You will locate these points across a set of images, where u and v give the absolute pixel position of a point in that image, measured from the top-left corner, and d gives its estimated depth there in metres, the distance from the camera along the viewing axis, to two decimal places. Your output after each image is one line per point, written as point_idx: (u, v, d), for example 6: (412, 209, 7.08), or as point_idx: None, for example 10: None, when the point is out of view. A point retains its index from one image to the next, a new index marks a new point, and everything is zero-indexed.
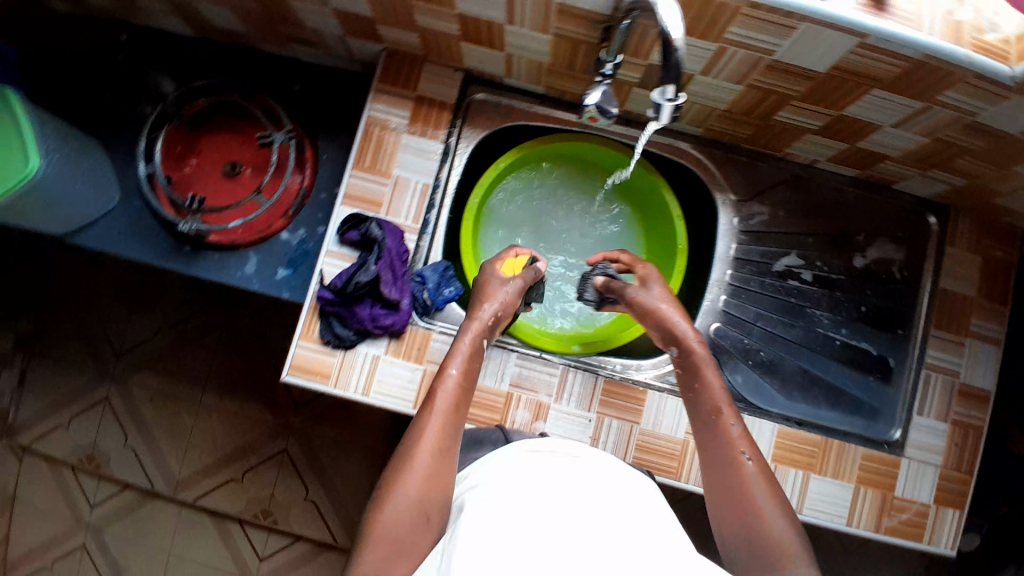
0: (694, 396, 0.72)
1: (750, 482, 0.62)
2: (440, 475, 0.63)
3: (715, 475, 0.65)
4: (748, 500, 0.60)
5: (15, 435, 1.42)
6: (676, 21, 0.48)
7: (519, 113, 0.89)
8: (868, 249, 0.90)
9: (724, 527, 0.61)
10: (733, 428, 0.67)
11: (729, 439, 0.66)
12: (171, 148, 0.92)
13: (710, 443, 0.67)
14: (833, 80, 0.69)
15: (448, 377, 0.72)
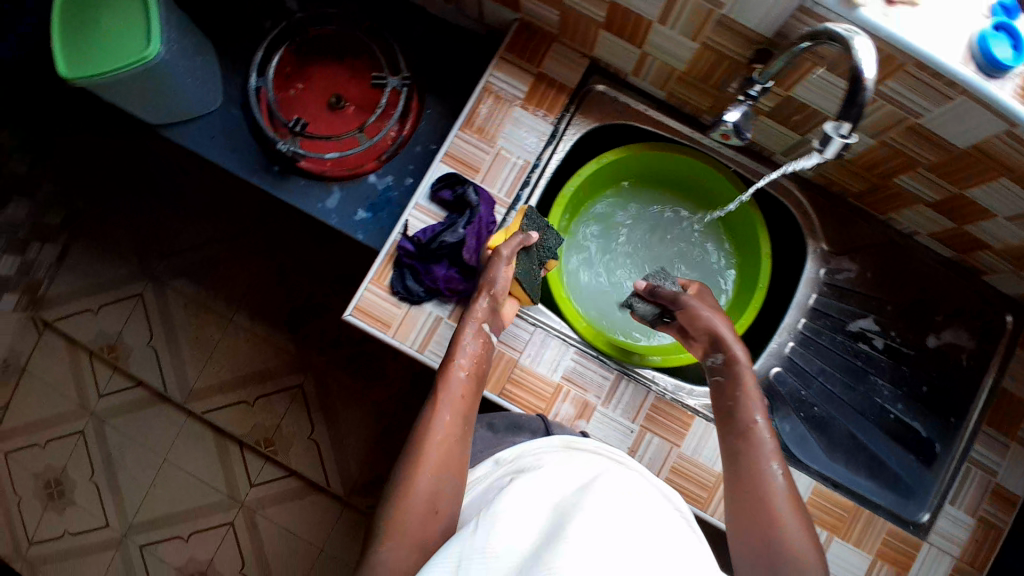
0: (727, 413, 0.74)
1: (775, 497, 0.64)
2: (448, 463, 0.66)
3: (742, 485, 0.67)
4: (772, 523, 0.62)
5: (42, 308, 1.43)
6: (870, 61, 0.48)
7: (634, 113, 0.88)
8: (943, 331, 0.89)
9: (743, 535, 0.64)
10: (768, 445, 0.69)
11: (762, 453, 0.68)
12: (284, 68, 0.94)
13: (738, 461, 0.69)
14: (967, 158, 0.68)
15: (454, 370, 0.74)
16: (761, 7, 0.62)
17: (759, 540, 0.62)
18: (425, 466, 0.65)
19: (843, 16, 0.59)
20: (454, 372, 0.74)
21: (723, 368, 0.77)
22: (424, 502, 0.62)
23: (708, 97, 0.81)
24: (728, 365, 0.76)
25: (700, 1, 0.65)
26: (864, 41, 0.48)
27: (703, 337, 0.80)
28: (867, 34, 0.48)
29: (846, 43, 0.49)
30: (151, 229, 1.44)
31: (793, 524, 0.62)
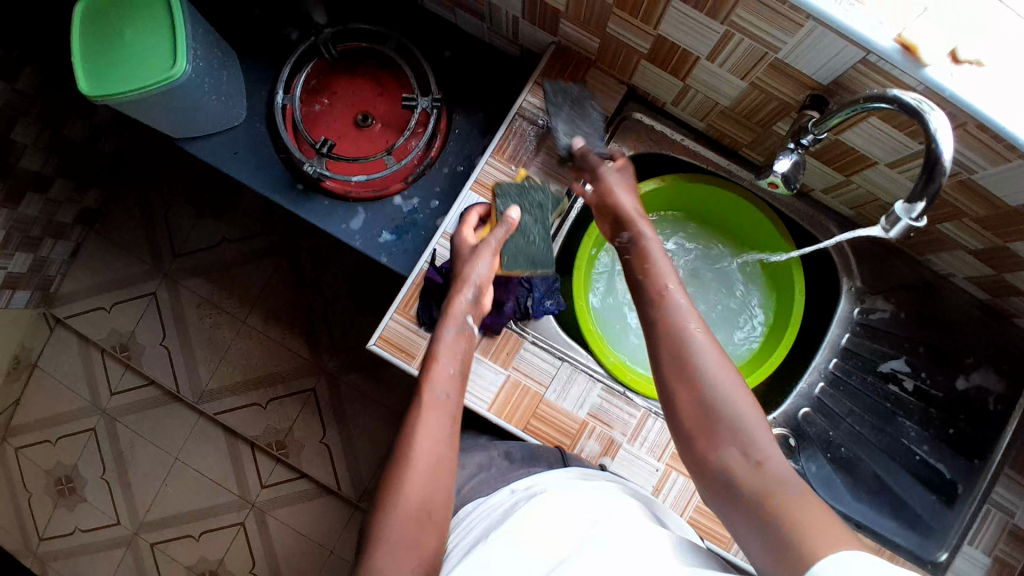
0: (634, 287, 0.63)
1: (707, 363, 0.54)
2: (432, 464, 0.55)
3: (662, 368, 0.57)
4: (704, 391, 0.53)
5: (54, 305, 1.42)
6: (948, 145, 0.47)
7: (668, 142, 0.86)
8: (971, 373, 0.88)
9: (690, 419, 0.54)
10: (681, 300, 0.59)
11: (675, 315, 0.58)
12: (310, 82, 0.92)
13: (655, 342, 0.58)
14: (1015, 216, 0.67)
15: (440, 355, 0.62)
16: (819, 56, 0.60)
17: (714, 441, 0.52)
18: (415, 458, 0.55)
19: (909, 73, 0.57)
20: (437, 367, 0.60)
21: (629, 245, 0.66)
22: (413, 508, 0.53)
23: (750, 132, 0.79)
24: (637, 231, 0.67)
25: (754, 43, 0.63)
26: (940, 116, 0.47)
27: (609, 216, 0.71)
28: (943, 110, 0.47)
29: (921, 115, 0.48)
30: (165, 227, 1.43)
31: (747, 409, 0.52)
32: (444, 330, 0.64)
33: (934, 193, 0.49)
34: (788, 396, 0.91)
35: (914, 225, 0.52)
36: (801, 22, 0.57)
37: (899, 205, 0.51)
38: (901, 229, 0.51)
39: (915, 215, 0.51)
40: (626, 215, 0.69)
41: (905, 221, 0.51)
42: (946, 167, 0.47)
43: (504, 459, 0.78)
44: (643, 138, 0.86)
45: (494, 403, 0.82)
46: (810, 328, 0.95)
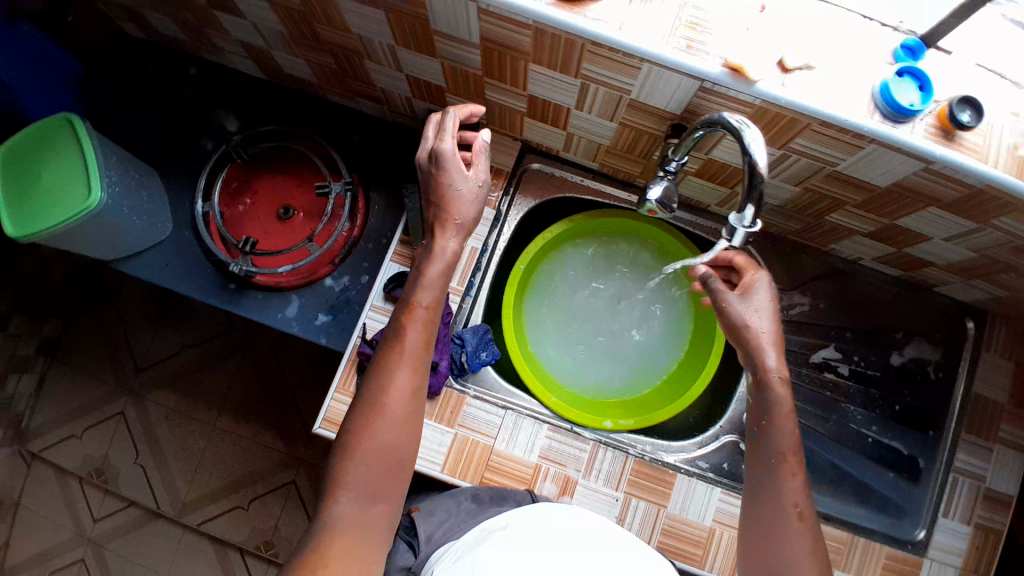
0: (764, 429, 0.69)
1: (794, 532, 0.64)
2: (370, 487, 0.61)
3: (766, 524, 0.65)
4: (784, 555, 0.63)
5: (27, 440, 1.40)
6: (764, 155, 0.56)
7: (570, 185, 0.94)
8: (905, 348, 0.92)
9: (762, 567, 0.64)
10: (792, 480, 0.66)
11: (788, 487, 0.66)
12: (229, 186, 0.96)
13: (767, 502, 0.66)
14: (890, 194, 0.72)
15: (384, 370, 0.64)
16: (666, 88, 0.65)
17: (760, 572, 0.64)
18: (350, 470, 0.60)
19: (743, 91, 0.62)
20: (384, 391, 0.63)
21: (758, 380, 0.71)
22: (353, 506, 0.60)
23: (636, 164, 0.86)
24: (777, 394, 0.69)
25: (610, 89, 0.69)
26: (754, 131, 0.56)
27: (744, 355, 0.73)
28: (756, 126, 0.56)
29: (738, 129, 0.56)
30: (125, 345, 1.44)
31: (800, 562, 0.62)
32: (394, 354, 0.65)
33: (759, 202, 0.58)
34: (731, 402, 0.93)
35: (748, 232, 0.60)
36: (638, 66, 0.63)
37: (731, 215, 0.60)
38: (738, 236, 0.60)
39: (746, 222, 0.60)
40: (756, 340, 0.71)
41: (739, 229, 0.60)
42: (763, 175, 0.56)
43: (472, 500, 0.79)
44: (547, 185, 0.93)
45: (446, 463, 0.83)
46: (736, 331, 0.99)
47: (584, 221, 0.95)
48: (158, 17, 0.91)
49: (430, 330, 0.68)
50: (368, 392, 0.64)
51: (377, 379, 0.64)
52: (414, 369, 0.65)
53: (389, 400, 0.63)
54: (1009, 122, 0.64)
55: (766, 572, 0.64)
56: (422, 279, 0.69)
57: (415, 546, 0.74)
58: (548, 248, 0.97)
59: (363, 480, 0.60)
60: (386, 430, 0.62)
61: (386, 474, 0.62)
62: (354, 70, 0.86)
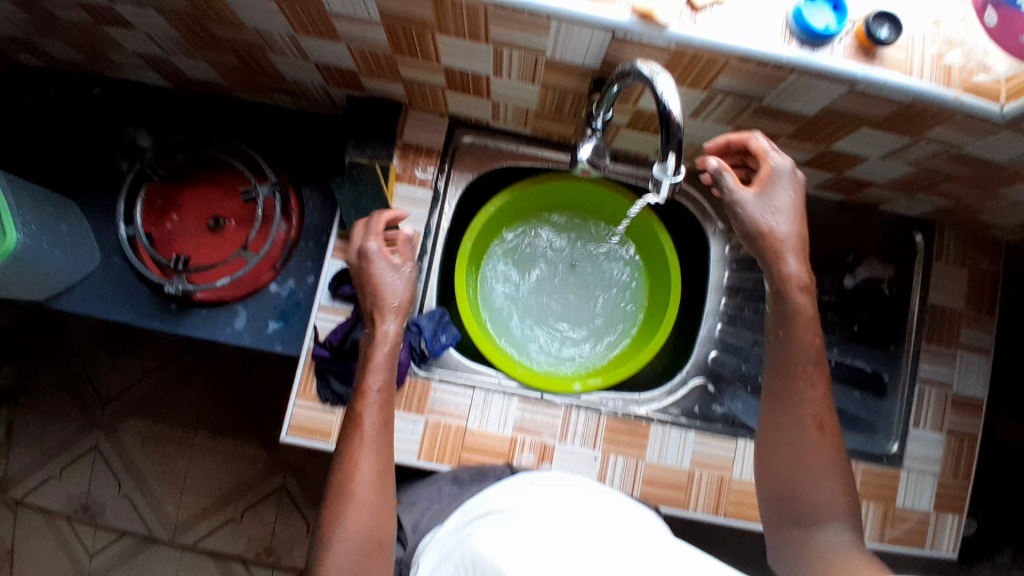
0: (784, 351, 0.68)
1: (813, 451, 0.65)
2: (357, 570, 0.60)
3: (783, 447, 0.66)
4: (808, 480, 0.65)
5: (8, 489, 1.38)
6: (676, 102, 0.55)
7: (506, 154, 0.92)
8: (858, 269, 0.93)
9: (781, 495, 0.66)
10: (812, 394, 0.67)
11: (807, 403, 0.66)
12: (151, 204, 0.92)
13: (786, 425, 0.67)
14: (821, 120, 0.71)
15: (347, 459, 0.65)
16: (579, 44, 0.63)
17: (780, 497, 0.66)
18: (331, 558, 0.60)
19: (655, 36, 0.60)
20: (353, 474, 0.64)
21: (778, 289, 0.69)
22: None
23: (569, 124, 0.83)
24: (798, 301, 0.68)
25: (523, 52, 0.66)
26: (666, 79, 0.54)
27: (763, 260, 0.70)
28: (667, 72, 0.54)
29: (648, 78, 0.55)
30: (87, 378, 1.40)
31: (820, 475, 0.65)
32: (355, 437, 0.66)
33: (680, 152, 0.58)
34: (694, 347, 0.93)
35: (673, 182, 0.60)
36: (545, 24, 0.60)
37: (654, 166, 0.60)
38: (664, 187, 0.60)
39: (670, 172, 0.60)
40: (779, 244, 0.68)
41: (664, 180, 0.60)
42: (679, 123, 0.55)
43: (454, 482, 0.79)
44: (482, 158, 0.91)
45: (422, 450, 0.82)
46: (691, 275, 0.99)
47: (524, 188, 0.93)
48: (45, 39, 0.86)
49: (389, 403, 0.69)
50: (335, 480, 0.64)
51: (344, 462, 0.64)
52: (379, 444, 0.66)
53: (358, 485, 0.63)
54: (928, 32, 0.63)
55: (786, 489, 0.66)
56: (373, 356, 0.70)
57: (404, 538, 0.78)
58: (492, 222, 0.95)
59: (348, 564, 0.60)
60: (361, 513, 0.63)
61: (370, 553, 0.62)
62: (261, 65, 0.82)
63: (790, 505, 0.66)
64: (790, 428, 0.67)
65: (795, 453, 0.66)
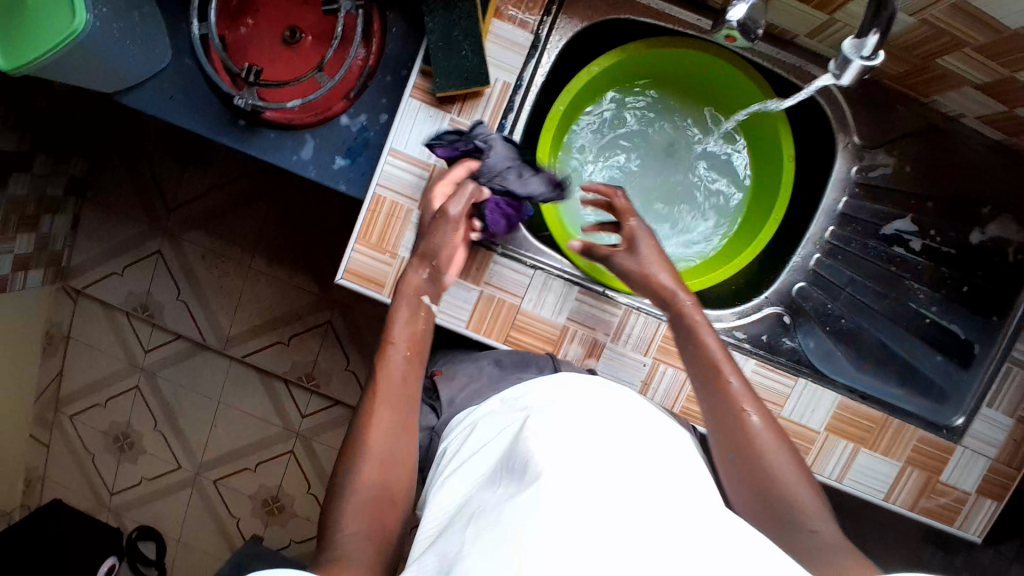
0: (687, 354, 0.70)
1: (751, 434, 0.63)
2: (377, 520, 0.59)
3: (721, 428, 0.65)
4: (758, 456, 0.61)
5: (69, 278, 1.47)
6: None
7: (624, 3, 0.76)
8: (989, 226, 0.81)
9: (736, 480, 0.62)
10: (733, 383, 0.66)
11: (731, 390, 0.66)
12: (227, 3, 0.85)
13: (717, 414, 0.66)
14: (1022, 37, 0.59)
15: (369, 415, 0.64)
16: None
17: (748, 483, 0.61)
18: (347, 505, 0.59)
19: None
20: (371, 431, 0.63)
21: (677, 315, 0.72)
22: (352, 542, 0.56)
23: None
24: (692, 317, 0.72)
25: None
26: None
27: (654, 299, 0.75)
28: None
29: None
30: (152, 185, 1.43)
31: (777, 458, 0.61)
32: (375, 394, 0.66)
33: (885, 29, 0.54)
34: (782, 272, 0.84)
35: (865, 64, 0.56)
36: None
37: (848, 43, 0.56)
38: (854, 68, 0.57)
39: (866, 51, 0.56)
40: (672, 294, 0.73)
41: (855, 60, 0.57)
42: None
43: (494, 365, 0.78)
44: (594, 4, 0.76)
45: (471, 320, 0.80)
46: (803, 192, 0.86)
47: (636, 52, 0.80)
48: None
49: (411, 373, 0.69)
50: (353, 437, 0.64)
51: (362, 422, 0.64)
52: (399, 409, 0.66)
53: (375, 437, 0.63)
54: None
55: (753, 478, 0.61)
56: (394, 320, 0.71)
57: (437, 408, 0.77)
58: (592, 86, 0.83)
59: (356, 520, 0.58)
60: (376, 467, 0.61)
61: (381, 506, 0.60)
62: None
63: (759, 487, 0.60)
64: (735, 415, 0.64)
65: (741, 433, 0.63)
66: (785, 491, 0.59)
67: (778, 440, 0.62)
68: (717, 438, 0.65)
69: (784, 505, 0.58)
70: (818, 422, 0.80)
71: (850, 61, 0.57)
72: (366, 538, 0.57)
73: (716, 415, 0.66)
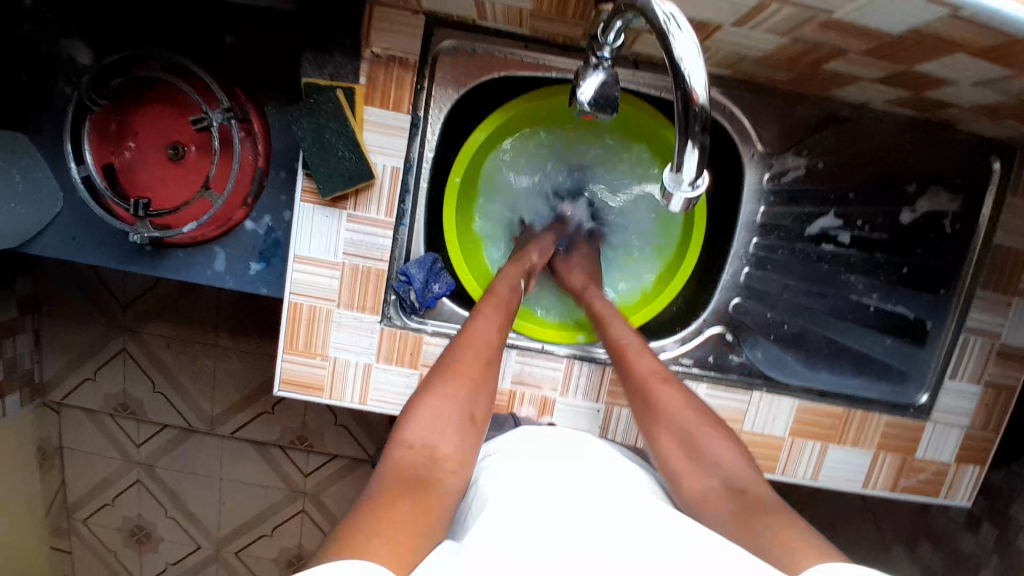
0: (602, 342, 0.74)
1: (667, 403, 0.63)
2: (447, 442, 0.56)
3: (643, 413, 0.65)
4: (681, 422, 0.61)
5: (46, 393, 1.41)
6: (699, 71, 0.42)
7: (496, 59, 0.75)
8: (918, 202, 0.79)
9: (672, 465, 0.60)
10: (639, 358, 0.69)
11: (642, 363, 0.68)
12: (101, 136, 0.82)
13: (635, 389, 0.67)
14: (906, 41, 0.53)
15: (455, 354, 0.64)
16: None
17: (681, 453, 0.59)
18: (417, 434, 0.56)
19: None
20: (458, 364, 0.63)
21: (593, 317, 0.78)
22: (416, 451, 0.55)
23: (577, 27, 0.67)
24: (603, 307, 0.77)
25: None
26: (686, 38, 0.41)
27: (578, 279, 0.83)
28: (691, 29, 0.41)
29: (664, 40, 0.41)
30: (101, 284, 1.36)
31: (719, 449, 0.58)
32: (461, 338, 0.67)
33: (699, 145, 0.45)
34: (715, 291, 0.84)
35: (690, 195, 0.48)
36: None
37: (666, 175, 0.48)
38: (678, 203, 0.48)
39: (687, 183, 0.48)
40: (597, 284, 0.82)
41: (677, 194, 0.48)
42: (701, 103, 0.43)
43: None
44: (469, 66, 0.76)
45: None
46: (717, 205, 0.87)
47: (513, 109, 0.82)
48: None
49: (499, 339, 0.69)
50: (438, 372, 0.62)
51: (443, 366, 0.63)
52: (486, 363, 0.65)
53: (464, 377, 0.62)
54: None
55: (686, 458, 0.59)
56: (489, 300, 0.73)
57: None
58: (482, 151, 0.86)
59: (433, 423, 0.57)
60: (461, 405, 0.60)
61: (461, 425, 0.59)
62: None
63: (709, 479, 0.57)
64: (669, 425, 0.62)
65: (665, 412, 0.63)
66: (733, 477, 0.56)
67: (709, 424, 0.61)
68: (659, 448, 0.62)
69: (733, 488, 0.55)
70: (780, 427, 0.79)
71: (677, 181, 0.48)
72: (433, 450, 0.56)
73: (651, 430, 0.63)
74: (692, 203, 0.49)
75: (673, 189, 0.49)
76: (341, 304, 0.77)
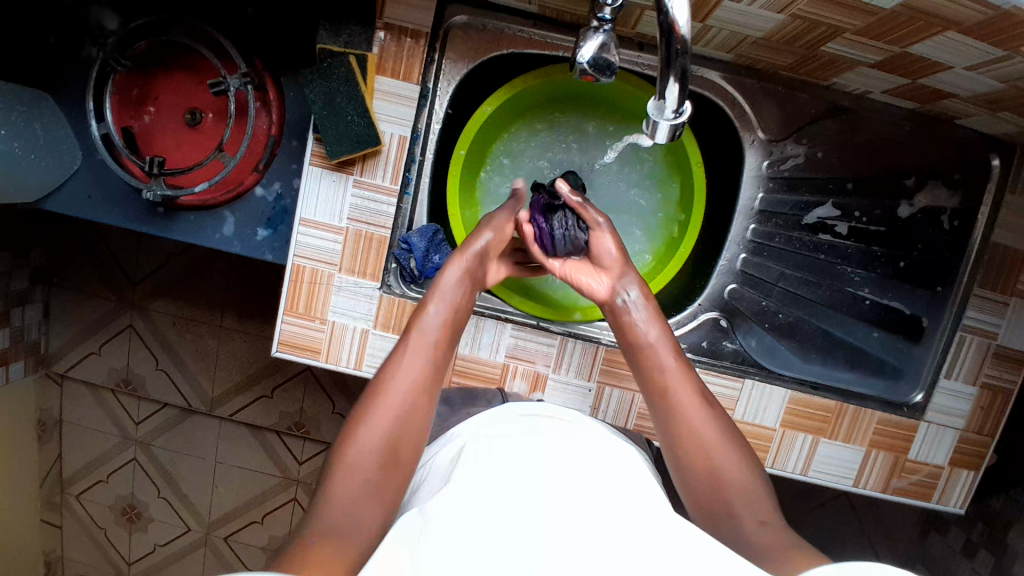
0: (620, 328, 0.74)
1: (700, 429, 0.64)
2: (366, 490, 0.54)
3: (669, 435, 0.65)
4: (705, 457, 0.62)
5: (51, 364, 1.43)
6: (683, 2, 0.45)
7: (504, 37, 0.78)
8: (916, 196, 0.81)
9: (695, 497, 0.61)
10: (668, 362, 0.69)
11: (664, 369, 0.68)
12: (124, 97, 0.85)
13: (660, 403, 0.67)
14: (897, 18, 0.55)
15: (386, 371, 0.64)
16: None
17: (711, 486, 0.60)
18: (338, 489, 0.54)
19: None
20: (386, 400, 0.61)
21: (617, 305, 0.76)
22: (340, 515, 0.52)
23: (583, 3, 0.69)
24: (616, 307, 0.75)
25: None
26: None
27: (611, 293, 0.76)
28: None
29: None
30: (113, 259, 1.39)
31: (734, 468, 0.61)
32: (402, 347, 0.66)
33: (683, 75, 0.49)
34: (711, 277, 0.86)
35: (672, 122, 0.53)
36: None
37: (651, 103, 0.53)
38: (660, 129, 0.53)
39: (668, 111, 0.52)
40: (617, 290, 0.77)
41: (660, 121, 0.53)
42: (683, 33, 0.46)
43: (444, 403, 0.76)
44: (477, 42, 0.78)
45: None
46: (718, 194, 0.88)
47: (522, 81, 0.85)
48: None
49: (432, 372, 0.65)
50: (367, 393, 0.62)
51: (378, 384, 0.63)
52: (411, 398, 0.62)
53: (386, 395, 0.61)
54: None
55: (711, 490, 0.60)
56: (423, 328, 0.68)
57: None
58: (488, 128, 0.89)
59: (350, 478, 0.55)
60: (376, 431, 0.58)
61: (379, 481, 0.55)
62: None
63: (716, 497, 0.60)
64: (704, 445, 0.63)
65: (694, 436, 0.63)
66: (741, 505, 0.58)
67: (727, 439, 0.63)
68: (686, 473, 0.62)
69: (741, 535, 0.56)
70: (772, 419, 0.78)
71: (664, 103, 0.52)
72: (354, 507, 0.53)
73: (675, 434, 0.64)
74: (675, 130, 0.55)
75: (660, 111, 0.53)
76: (341, 269, 0.79)
